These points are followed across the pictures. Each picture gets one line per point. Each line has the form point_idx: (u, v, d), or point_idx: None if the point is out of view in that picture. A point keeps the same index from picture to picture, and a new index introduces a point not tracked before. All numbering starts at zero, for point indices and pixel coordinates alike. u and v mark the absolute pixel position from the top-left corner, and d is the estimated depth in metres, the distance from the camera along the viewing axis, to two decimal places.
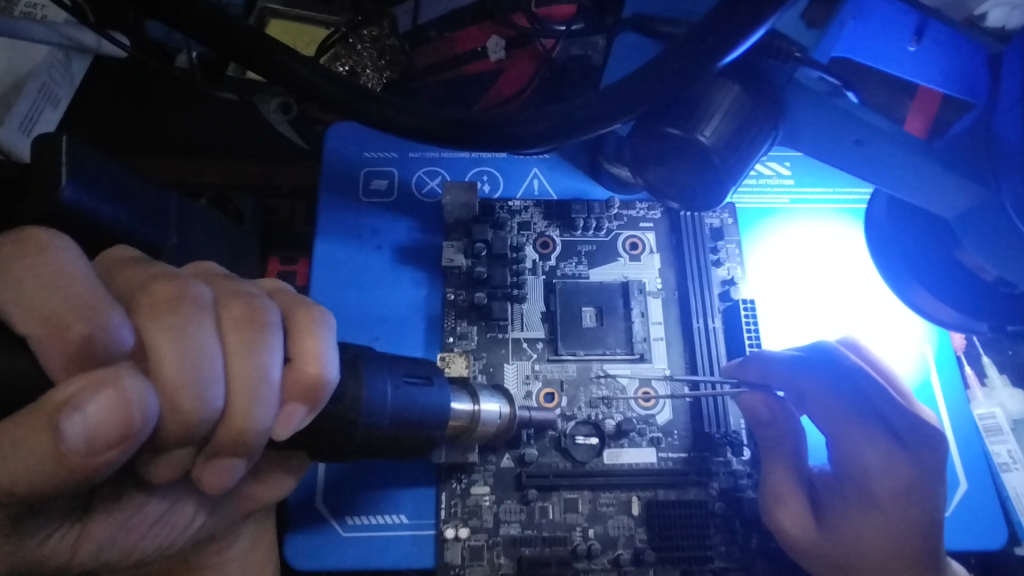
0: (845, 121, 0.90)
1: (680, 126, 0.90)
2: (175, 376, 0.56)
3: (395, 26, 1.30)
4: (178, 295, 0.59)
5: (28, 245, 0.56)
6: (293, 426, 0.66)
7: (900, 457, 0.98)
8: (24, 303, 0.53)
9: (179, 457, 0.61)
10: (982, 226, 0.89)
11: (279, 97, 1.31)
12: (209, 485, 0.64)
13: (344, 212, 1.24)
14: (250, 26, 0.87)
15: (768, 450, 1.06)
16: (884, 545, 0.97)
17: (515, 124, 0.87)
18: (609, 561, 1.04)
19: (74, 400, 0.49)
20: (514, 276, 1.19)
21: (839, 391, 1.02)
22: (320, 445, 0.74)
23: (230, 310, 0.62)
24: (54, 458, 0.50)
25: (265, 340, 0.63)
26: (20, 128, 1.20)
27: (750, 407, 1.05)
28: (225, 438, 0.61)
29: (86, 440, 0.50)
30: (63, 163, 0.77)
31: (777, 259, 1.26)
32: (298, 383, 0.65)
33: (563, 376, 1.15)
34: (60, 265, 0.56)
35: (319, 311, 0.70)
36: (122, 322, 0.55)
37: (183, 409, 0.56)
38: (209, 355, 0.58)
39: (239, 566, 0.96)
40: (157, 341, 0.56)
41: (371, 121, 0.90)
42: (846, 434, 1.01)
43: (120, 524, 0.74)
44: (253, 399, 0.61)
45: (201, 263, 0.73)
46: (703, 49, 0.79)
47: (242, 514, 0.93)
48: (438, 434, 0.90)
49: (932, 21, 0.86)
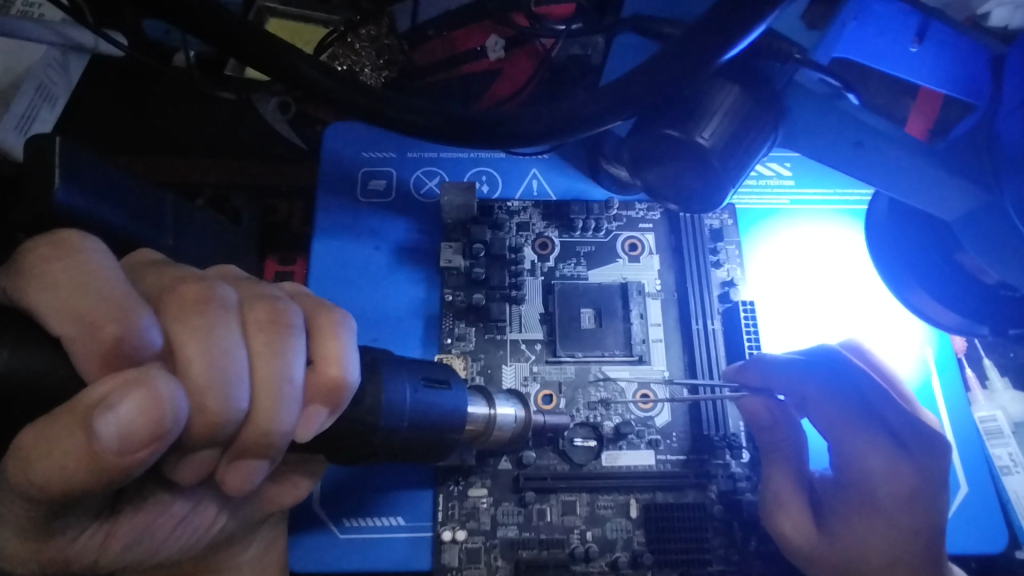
0: (844, 123, 0.91)
1: (679, 128, 0.89)
2: (202, 378, 0.55)
3: (393, 25, 1.30)
4: (204, 296, 0.58)
5: (64, 248, 0.57)
6: (315, 428, 0.64)
7: (904, 463, 0.97)
8: (59, 302, 0.54)
9: (202, 458, 0.60)
10: (983, 231, 0.88)
11: (278, 97, 1.29)
12: (232, 487, 0.64)
13: (344, 212, 1.24)
14: (249, 23, 0.86)
15: (770, 454, 1.05)
16: (886, 549, 0.97)
17: (514, 123, 0.87)
18: (607, 564, 1.03)
19: (108, 400, 0.49)
20: (513, 276, 1.19)
21: (840, 399, 1.02)
22: (340, 448, 0.73)
23: (255, 312, 0.61)
24: (88, 457, 0.49)
25: (288, 342, 0.61)
26: (17, 127, 1.19)
27: (750, 409, 1.05)
28: (250, 439, 0.60)
29: (119, 439, 0.49)
30: (58, 163, 0.77)
31: (778, 260, 1.25)
32: (320, 384, 0.64)
33: (561, 378, 1.14)
34: (96, 266, 0.56)
35: (340, 313, 0.68)
36: (152, 323, 0.55)
37: (210, 410, 0.55)
38: (235, 356, 0.57)
39: (255, 568, 0.93)
40: (184, 342, 0.55)
41: (367, 120, 0.90)
42: (848, 440, 1.00)
43: (146, 523, 0.74)
44: (277, 400, 0.60)
45: (224, 267, 0.73)
46: (703, 47, 0.78)
47: (260, 516, 0.91)
48: (457, 438, 0.89)
49: (933, 21, 0.85)
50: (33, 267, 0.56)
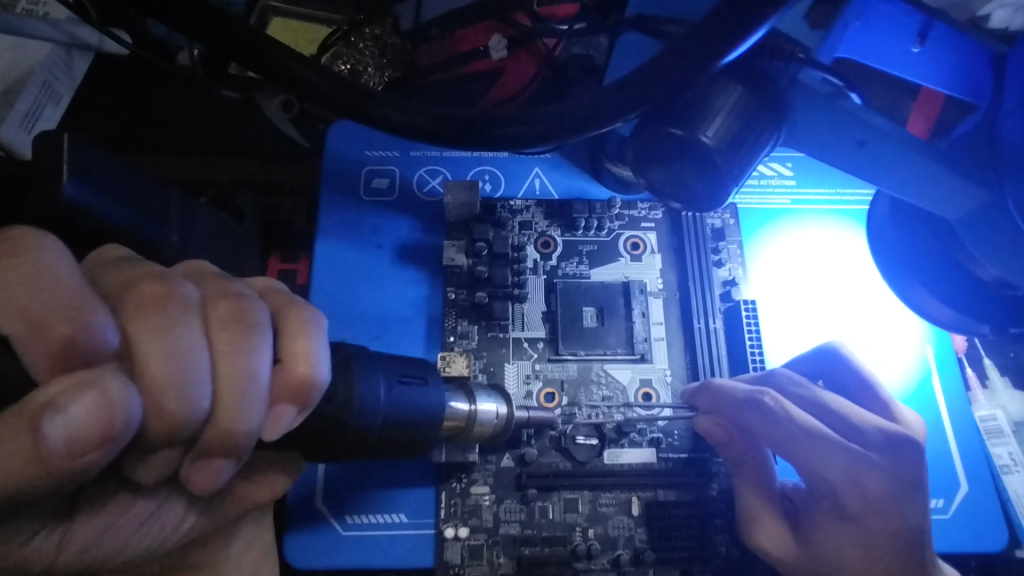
0: (849, 123, 0.90)
1: (682, 126, 0.89)
2: (160, 377, 0.54)
3: (396, 25, 1.32)
4: (164, 295, 0.57)
5: (18, 246, 0.54)
6: (283, 427, 0.64)
7: (866, 469, 0.95)
8: (9, 303, 0.52)
9: (165, 458, 0.60)
10: (984, 229, 0.89)
11: (281, 95, 1.27)
12: (197, 485, 0.63)
13: (346, 210, 1.24)
14: (252, 26, 0.87)
15: (736, 469, 1.05)
16: (862, 556, 0.96)
17: (506, 122, 0.88)
18: (608, 561, 1.04)
19: (56, 402, 0.48)
20: (515, 275, 1.20)
21: (783, 424, 0.98)
22: (312, 445, 0.73)
23: (217, 311, 0.60)
24: (33, 460, 0.49)
25: (253, 340, 0.61)
26: (21, 125, 1.18)
27: (706, 429, 1.04)
28: (212, 438, 0.59)
29: (67, 442, 0.48)
30: (65, 160, 0.77)
31: (785, 261, 1.25)
32: (287, 384, 0.63)
33: (564, 376, 1.14)
34: (51, 265, 0.54)
35: (310, 311, 0.68)
36: (108, 322, 0.54)
37: (169, 411, 0.55)
38: (195, 355, 0.56)
39: (244, 564, 0.92)
40: (142, 342, 0.54)
41: (372, 122, 0.90)
42: (803, 452, 0.97)
43: (104, 525, 0.72)
44: (240, 399, 0.59)
45: (194, 263, 0.71)
46: (702, 48, 0.79)
47: (234, 515, 0.88)
48: (433, 436, 0.90)
49: (936, 21, 0.85)
50: None
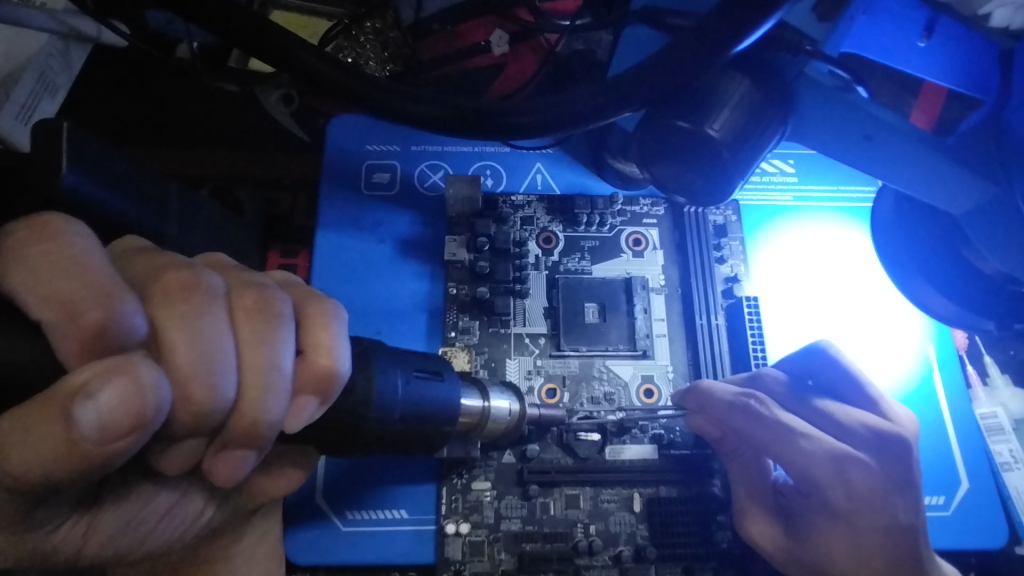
0: (855, 115, 0.91)
1: (689, 119, 0.90)
2: (187, 365, 0.53)
3: (397, 19, 1.30)
4: (190, 284, 0.56)
5: (44, 233, 0.55)
6: (305, 418, 0.63)
7: (851, 468, 0.95)
8: (38, 287, 0.52)
9: (190, 448, 0.59)
10: (988, 223, 0.89)
11: (282, 90, 1.30)
12: (220, 477, 0.62)
13: (348, 204, 1.23)
14: (252, 11, 0.86)
15: (732, 463, 1.05)
16: (850, 552, 0.94)
17: (517, 114, 0.86)
18: (610, 558, 1.03)
19: (87, 388, 0.47)
20: (516, 270, 1.19)
21: (769, 427, 0.98)
22: (331, 439, 0.73)
23: (241, 299, 0.59)
24: (66, 446, 0.48)
25: (276, 331, 0.60)
26: (17, 117, 1.16)
27: (699, 426, 1.06)
28: (237, 429, 0.59)
29: (98, 429, 0.47)
30: (64, 147, 0.76)
31: (787, 259, 1.25)
32: (310, 374, 0.62)
33: (565, 371, 1.14)
34: (77, 251, 0.54)
35: (331, 303, 0.67)
36: (136, 310, 0.53)
37: (195, 398, 0.54)
38: (221, 344, 0.56)
39: (250, 560, 0.91)
40: (169, 330, 0.54)
41: (383, 113, 0.89)
42: (787, 453, 0.97)
43: (129, 515, 0.70)
44: (265, 389, 0.58)
45: (211, 254, 0.70)
46: (712, 40, 0.78)
47: (249, 509, 0.87)
48: (448, 431, 0.89)
49: (942, 16, 0.82)
50: (11, 251, 0.54)
